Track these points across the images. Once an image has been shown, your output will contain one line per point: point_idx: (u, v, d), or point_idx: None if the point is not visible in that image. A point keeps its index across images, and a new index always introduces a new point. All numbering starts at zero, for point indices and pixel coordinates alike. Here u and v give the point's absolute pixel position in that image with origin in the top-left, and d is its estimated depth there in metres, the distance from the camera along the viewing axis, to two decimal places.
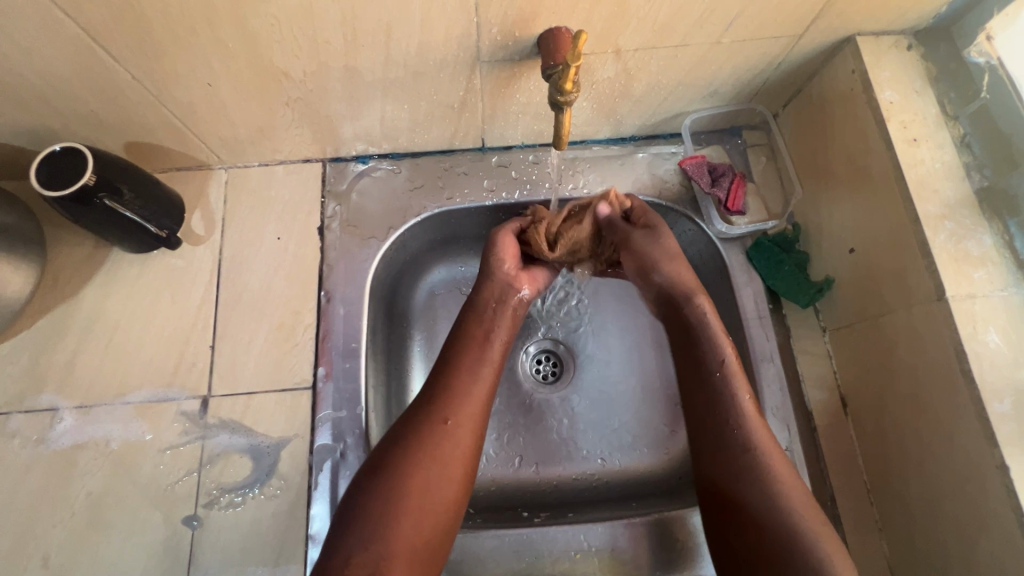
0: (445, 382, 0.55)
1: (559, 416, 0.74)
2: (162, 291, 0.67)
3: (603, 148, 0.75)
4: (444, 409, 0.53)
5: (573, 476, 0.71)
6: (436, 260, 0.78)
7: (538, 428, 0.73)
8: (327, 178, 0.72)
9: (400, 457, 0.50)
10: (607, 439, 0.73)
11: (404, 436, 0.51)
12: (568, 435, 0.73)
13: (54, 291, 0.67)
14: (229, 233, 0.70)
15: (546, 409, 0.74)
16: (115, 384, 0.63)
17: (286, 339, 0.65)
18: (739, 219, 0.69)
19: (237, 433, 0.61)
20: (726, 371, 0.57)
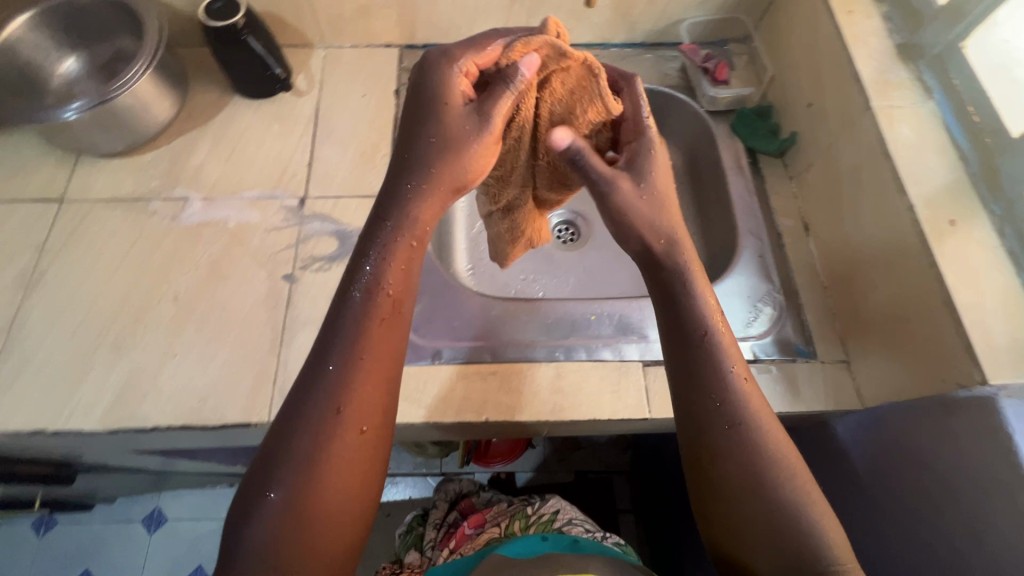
0: (342, 383, 0.47)
1: (575, 262, 0.92)
2: (271, 126, 0.86)
3: (619, 50, 0.95)
4: (350, 418, 0.46)
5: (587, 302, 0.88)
6: None
7: (557, 267, 0.91)
8: (403, 58, 0.92)
9: (308, 468, 0.44)
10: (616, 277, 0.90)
11: (296, 453, 0.45)
12: (583, 274, 0.91)
13: (189, 120, 0.85)
14: (325, 90, 0.89)
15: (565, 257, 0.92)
16: (234, 184, 0.81)
17: (367, 162, 0.83)
18: (724, 88, 0.88)
19: (329, 223, 0.78)
20: (710, 341, 0.52)
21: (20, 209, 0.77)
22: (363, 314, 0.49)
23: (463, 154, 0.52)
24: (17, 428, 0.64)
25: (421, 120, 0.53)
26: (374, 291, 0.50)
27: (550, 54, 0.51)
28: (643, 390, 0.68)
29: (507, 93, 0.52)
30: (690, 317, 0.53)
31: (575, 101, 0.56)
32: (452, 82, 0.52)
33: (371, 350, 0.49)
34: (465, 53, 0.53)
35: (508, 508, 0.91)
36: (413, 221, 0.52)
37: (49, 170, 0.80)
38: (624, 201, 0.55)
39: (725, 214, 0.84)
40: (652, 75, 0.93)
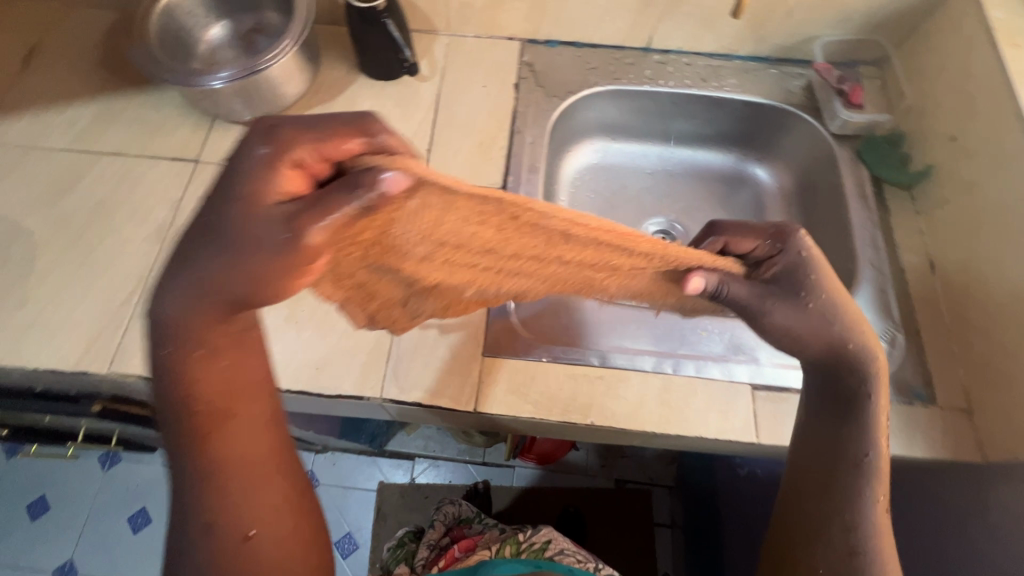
0: (191, 420, 0.48)
1: None
2: (394, 109, 0.87)
3: (743, 62, 0.92)
4: (237, 443, 0.49)
5: None
6: (584, 145, 1.00)
7: None
8: (524, 52, 0.92)
9: (218, 516, 0.48)
10: None
11: (207, 505, 0.48)
12: None
13: (317, 95, 0.88)
14: (447, 77, 0.90)
15: None
16: None
17: (485, 153, 0.84)
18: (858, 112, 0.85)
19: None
20: (865, 466, 0.55)
21: (160, 166, 0.82)
22: (177, 359, 0.48)
23: (249, 259, 0.43)
24: (150, 373, 0.68)
25: (216, 206, 0.44)
26: (176, 345, 0.48)
27: (426, 185, 0.42)
28: (751, 414, 0.67)
29: (344, 208, 0.41)
30: (855, 427, 0.55)
31: (473, 225, 0.48)
32: (269, 175, 0.43)
33: (185, 426, 0.48)
34: (301, 138, 0.43)
35: (497, 535, 0.90)
36: (182, 321, 0.47)
37: (186, 131, 0.84)
38: (767, 322, 0.57)
39: (842, 244, 0.82)
40: (775, 92, 0.91)
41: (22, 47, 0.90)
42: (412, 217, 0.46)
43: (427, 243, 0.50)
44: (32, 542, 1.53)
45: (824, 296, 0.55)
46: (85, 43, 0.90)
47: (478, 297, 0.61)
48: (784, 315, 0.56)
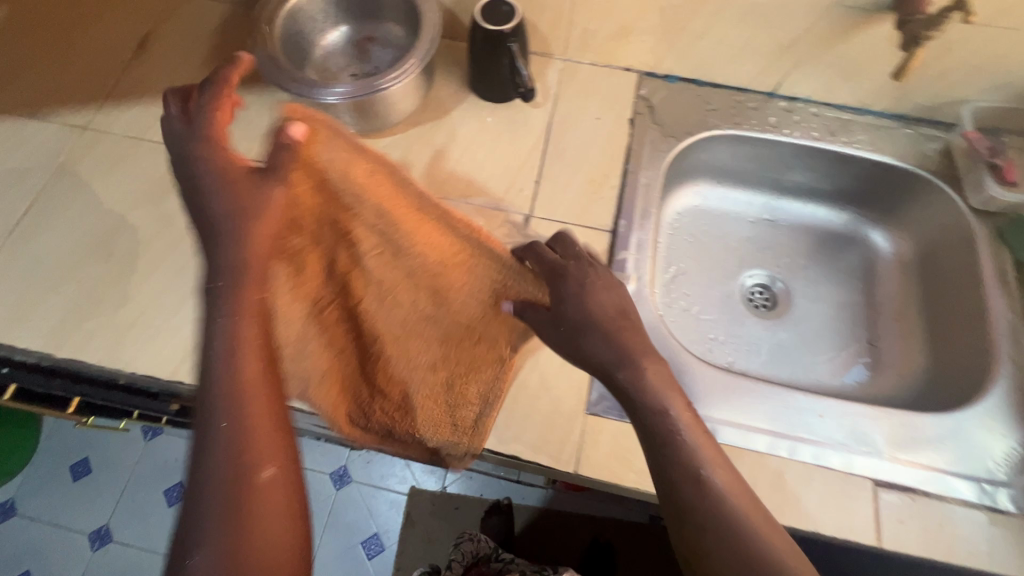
0: (231, 395, 0.46)
1: (769, 335, 0.90)
2: (504, 133, 0.84)
3: (876, 118, 0.86)
4: (269, 454, 0.46)
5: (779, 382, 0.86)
6: (686, 186, 0.96)
7: (747, 335, 0.90)
8: (641, 85, 0.88)
9: (231, 521, 0.43)
10: (810, 360, 0.87)
11: (217, 481, 0.44)
12: (774, 348, 0.89)
13: (425, 111, 0.85)
14: (559, 105, 0.86)
15: (757, 327, 0.91)
16: (462, 187, 0.80)
17: (596, 191, 0.80)
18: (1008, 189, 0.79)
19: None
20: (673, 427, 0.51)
21: None
22: (237, 351, 0.47)
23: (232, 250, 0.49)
24: None
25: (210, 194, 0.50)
26: (240, 314, 0.49)
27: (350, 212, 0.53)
28: (874, 514, 0.62)
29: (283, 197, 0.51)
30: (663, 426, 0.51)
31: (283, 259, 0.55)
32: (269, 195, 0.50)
33: (229, 386, 0.47)
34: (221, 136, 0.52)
35: None
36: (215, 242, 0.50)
37: None
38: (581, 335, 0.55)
39: (975, 331, 0.75)
40: (908, 154, 0.84)
41: (136, 33, 0.89)
42: (354, 246, 0.56)
43: (393, 306, 0.61)
44: (71, 504, 1.53)
45: (601, 288, 0.57)
46: (197, 34, 0.89)
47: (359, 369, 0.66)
48: (593, 345, 0.55)
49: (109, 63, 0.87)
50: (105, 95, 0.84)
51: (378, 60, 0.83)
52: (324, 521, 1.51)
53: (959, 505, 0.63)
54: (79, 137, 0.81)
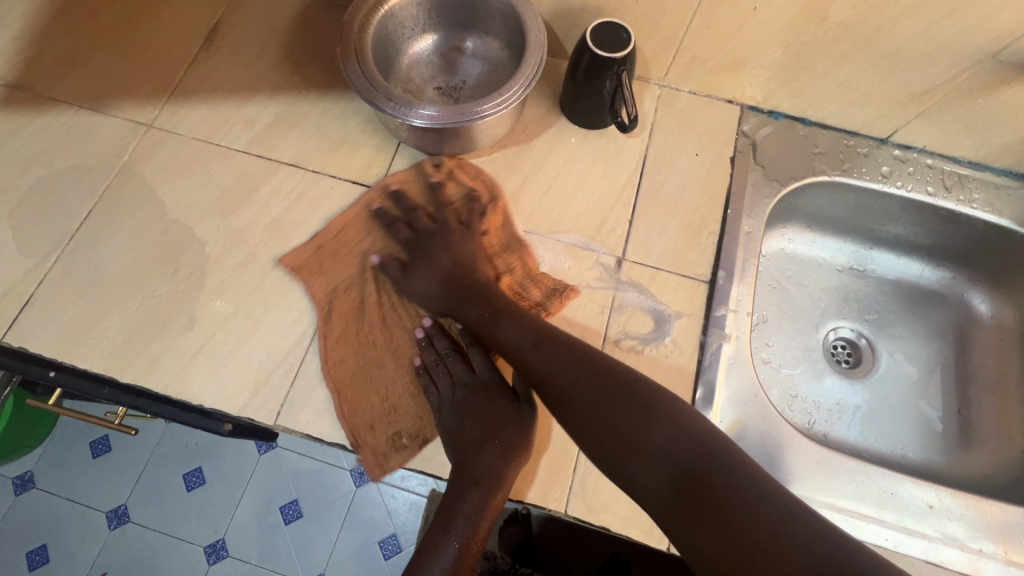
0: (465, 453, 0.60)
1: (852, 396, 0.85)
2: (595, 163, 0.78)
3: (995, 176, 0.81)
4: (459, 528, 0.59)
5: (862, 452, 0.80)
6: (775, 229, 0.89)
7: (829, 395, 0.85)
8: (744, 120, 0.82)
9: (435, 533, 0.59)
10: (896, 429, 0.82)
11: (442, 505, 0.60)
12: (858, 411, 0.83)
13: (512, 134, 0.79)
14: (656, 137, 0.80)
15: (840, 386, 0.85)
16: (550, 221, 0.74)
17: (692, 236, 0.75)
18: None
19: (645, 295, 0.71)
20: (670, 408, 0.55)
21: (340, 188, 0.75)
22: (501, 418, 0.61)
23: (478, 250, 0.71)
24: (320, 434, 0.63)
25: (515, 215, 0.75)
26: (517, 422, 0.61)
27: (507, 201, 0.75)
28: None
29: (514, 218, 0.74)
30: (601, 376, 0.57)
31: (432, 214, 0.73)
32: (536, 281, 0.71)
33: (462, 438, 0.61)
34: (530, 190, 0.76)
35: None
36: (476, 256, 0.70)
37: (369, 151, 0.77)
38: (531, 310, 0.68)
39: None
40: None
41: (205, 21, 0.83)
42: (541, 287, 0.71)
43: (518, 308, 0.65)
44: (86, 484, 1.43)
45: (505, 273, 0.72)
46: (270, 28, 0.83)
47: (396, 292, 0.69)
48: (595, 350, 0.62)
49: (176, 54, 0.81)
50: (173, 89, 0.78)
51: (467, 74, 0.77)
52: (341, 517, 1.42)
53: None
54: (143, 136, 0.76)
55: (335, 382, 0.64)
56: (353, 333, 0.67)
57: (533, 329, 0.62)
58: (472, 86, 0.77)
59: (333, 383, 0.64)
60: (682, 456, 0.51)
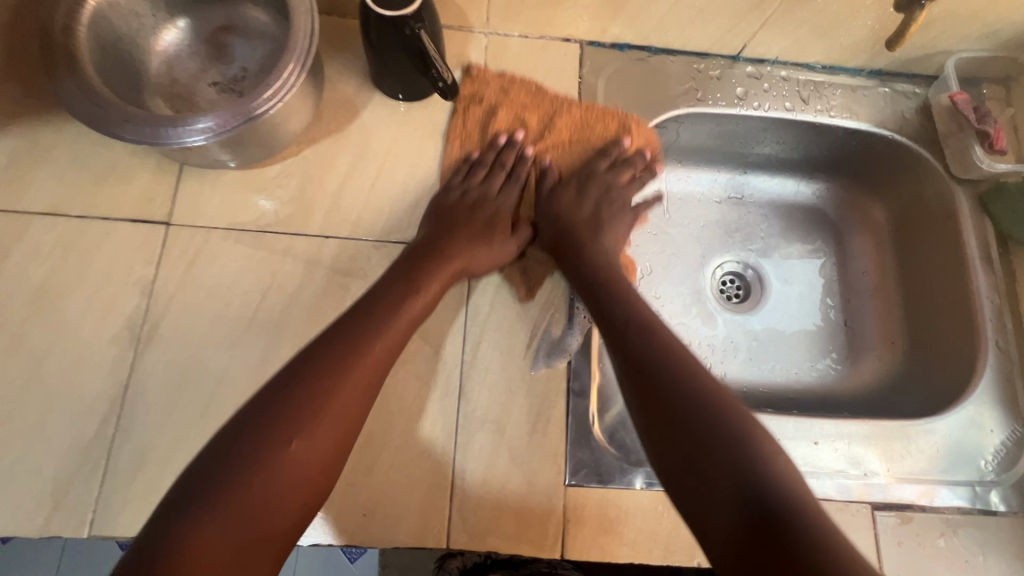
0: (445, 239, 0.62)
1: (743, 331, 0.82)
2: (426, 140, 0.68)
3: (850, 77, 0.76)
4: (385, 314, 0.54)
5: (759, 387, 0.79)
6: None
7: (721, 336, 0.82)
8: (585, 61, 0.72)
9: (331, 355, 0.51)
10: (788, 356, 0.81)
11: (392, 282, 0.58)
12: (751, 346, 0.81)
13: (320, 124, 0.67)
14: (489, 97, 0.70)
15: (730, 323, 0.83)
16: (383, 221, 0.64)
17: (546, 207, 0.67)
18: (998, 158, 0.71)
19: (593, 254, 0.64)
20: (678, 373, 0.51)
21: (116, 231, 0.61)
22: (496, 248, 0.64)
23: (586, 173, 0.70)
24: None
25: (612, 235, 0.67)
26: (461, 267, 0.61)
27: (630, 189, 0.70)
28: (873, 544, 0.59)
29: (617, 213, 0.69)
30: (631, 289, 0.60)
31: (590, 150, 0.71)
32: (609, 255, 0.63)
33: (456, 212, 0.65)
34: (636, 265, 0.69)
35: None
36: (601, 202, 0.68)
37: (145, 176, 0.63)
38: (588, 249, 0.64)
39: (957, 313, 0.72)
40: (888, 116, 0.76)
41: None
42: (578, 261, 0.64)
43: (566, 194, 0.68)
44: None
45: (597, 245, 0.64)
46: None
47: (569, 123, 0.70)
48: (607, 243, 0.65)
49: None
50: None
51: (244, 59, 0.63)
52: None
53: (953, 514, 0.61)
54: None
55: (236, 317, 0.59)
56: (508, 96, 0.69)
57: (606, 271, 0.62)
58: (251, 72, 0.63)
59: (502, 78, 0.69)
60: (697, 437, 0.47)
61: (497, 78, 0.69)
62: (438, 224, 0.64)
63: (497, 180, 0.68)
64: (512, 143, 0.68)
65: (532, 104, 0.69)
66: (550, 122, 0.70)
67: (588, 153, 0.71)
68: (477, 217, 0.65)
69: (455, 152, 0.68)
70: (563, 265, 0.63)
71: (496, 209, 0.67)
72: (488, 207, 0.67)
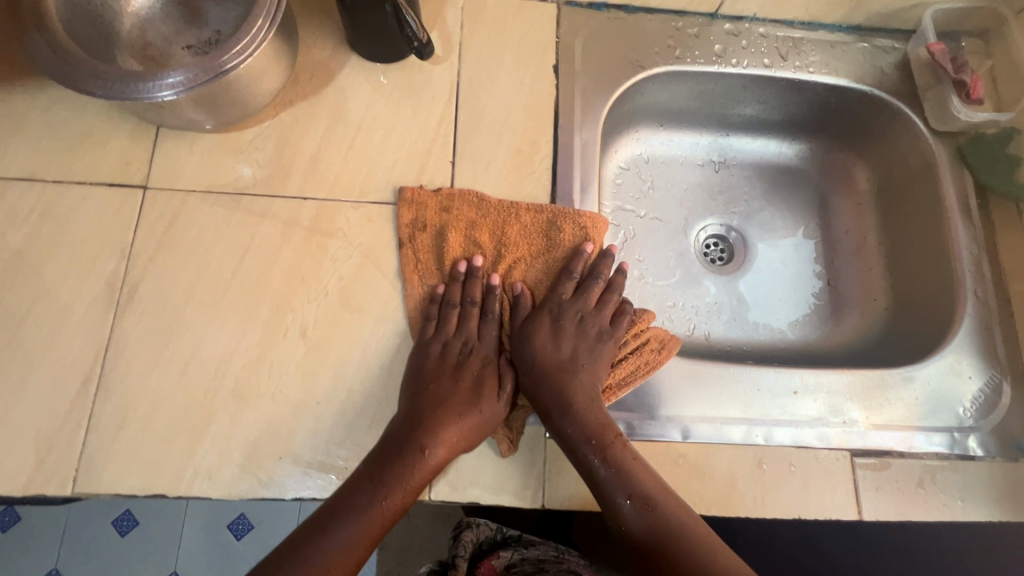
0: (422, 413, 0.56)
1: (727, 293, 0.83)
2: (403, 101, 0.68)
3: (828, 33, 0.76)
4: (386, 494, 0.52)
5: (743, 345, 0.79)
6: (626, 137, 0.83)
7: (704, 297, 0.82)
8: (563, 20, 0.72)
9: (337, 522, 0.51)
10: (771, 315, 0.81)
11: (373, 467, 0.53)
12: (734, 307, 0.82)
13: (296, 87, 0.67)
14: (466, 57, 0.70)
15: (714, 284, 0.83)
16: (361, 181, 0.64)
17: (524, 165, 0.67)
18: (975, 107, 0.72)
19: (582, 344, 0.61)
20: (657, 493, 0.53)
21: (93, 195, 0.61)
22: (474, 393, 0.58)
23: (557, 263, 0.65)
24: (131, 489, 0.54)
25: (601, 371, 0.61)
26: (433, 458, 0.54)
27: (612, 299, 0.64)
28: (853, 487, 0.60)
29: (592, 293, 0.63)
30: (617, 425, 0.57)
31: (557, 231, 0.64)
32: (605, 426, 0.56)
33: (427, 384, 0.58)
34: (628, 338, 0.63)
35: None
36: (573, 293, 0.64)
37: (122, 142, 0.63)
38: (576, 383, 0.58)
39: (936, 265, 0.72)
40: (867, 72, 0.75)
41: None
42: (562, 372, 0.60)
43: (548, 329, 0.62)
44: (7, 563, 1.31)
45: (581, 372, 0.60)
46: None
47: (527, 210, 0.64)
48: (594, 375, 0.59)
49: None
50: None
51: (218, 22, 0.62)
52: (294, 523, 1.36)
53: (930, 458, 0.62)
54: None
55: (215, 277, 0.60)
56: (454, 219, 0.63)
57: (595, 424, 0.56)
58: (223, 35, 0.62)
59: (437, 197, 0.63)
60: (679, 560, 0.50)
61: (433, 196, 0.63)
62: (416, 399, 0.57)
63: (473, 320, 0.62)
64: (471, 274, 0.62)
65: (478, 218, 0.64)
66: (512, 262, 0.64)
67: (553, 267, 0.65)
68: (459, 380, 0.59)
69: (420, 288, 0.62)
70: (544, 399, 0.58)
71: (476, 365, 0.61)
72: (472, 362, 0.61)
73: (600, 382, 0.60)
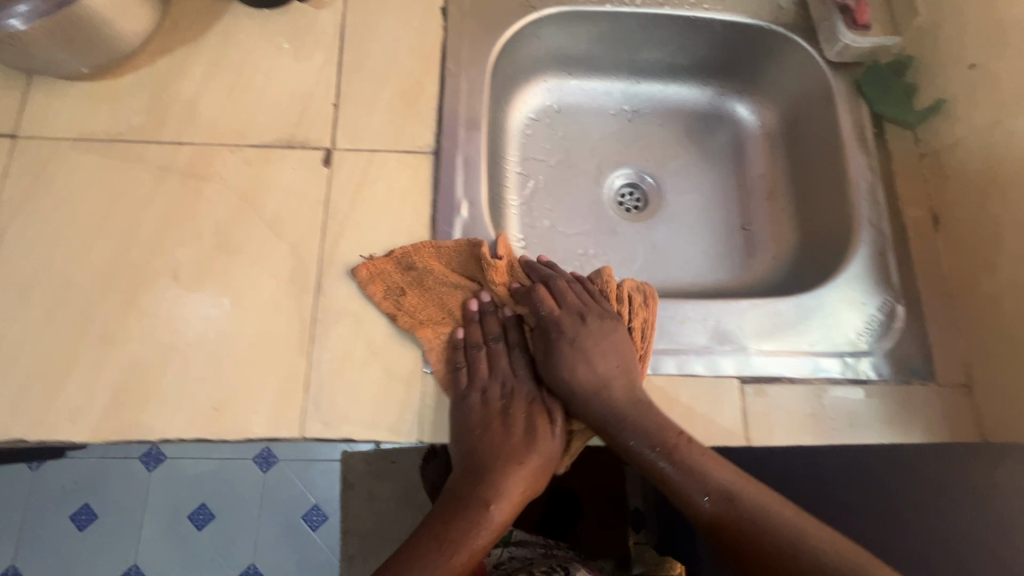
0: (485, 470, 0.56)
1: (641, 240, 0.81)
2: (285, 46, 0.67)
3: None
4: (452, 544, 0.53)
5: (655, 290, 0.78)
6: (532, 86, 0.83)
7: (618, 244, 0.81)
8: None
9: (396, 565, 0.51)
10: (685, 260, 0.80)
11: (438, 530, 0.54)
12: (649, 253, 0.80)
13: (173, 35, 0.66)
14: (350, 2, 0.69)
15: (628, 232, 0.82)
16: (239, 126, 0.63)
17: (408, 106, 0.66)
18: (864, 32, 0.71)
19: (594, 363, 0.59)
20: (677, 462, 0.55)
21: None
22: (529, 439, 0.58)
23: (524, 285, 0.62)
24: None
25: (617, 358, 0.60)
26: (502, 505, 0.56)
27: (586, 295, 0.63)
28: (741, 412, 0.59)
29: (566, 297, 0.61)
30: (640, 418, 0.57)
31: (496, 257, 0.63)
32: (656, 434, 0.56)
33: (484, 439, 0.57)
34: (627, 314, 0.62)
35: None
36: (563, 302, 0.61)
37: None
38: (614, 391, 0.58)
39: (837, 197, 0.72)
40: (762, 7, 0.75)
41: None
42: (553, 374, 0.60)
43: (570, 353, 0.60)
44: None
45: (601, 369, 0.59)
46: None
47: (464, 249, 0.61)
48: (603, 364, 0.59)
49: None
50: None
51: None
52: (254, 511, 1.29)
53: (821, 383, 0.61)
54: None
55: (85, 224, 0.58)
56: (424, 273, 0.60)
57: (660, 434, 0.56)
58: None
59: (393, 260, 0.59)
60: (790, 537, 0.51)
61: (388, 259, 0.59)
62: (470, 454, 0.56)
63: (502, 357, 0.61)
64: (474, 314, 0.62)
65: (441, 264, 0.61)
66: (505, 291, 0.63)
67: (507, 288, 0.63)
68: (512, 426, 0.58)
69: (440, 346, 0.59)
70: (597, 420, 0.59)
71: (518, 403, 0.60)
72: (517, 403, 0.60)
73: (609, 366, 0.59)
